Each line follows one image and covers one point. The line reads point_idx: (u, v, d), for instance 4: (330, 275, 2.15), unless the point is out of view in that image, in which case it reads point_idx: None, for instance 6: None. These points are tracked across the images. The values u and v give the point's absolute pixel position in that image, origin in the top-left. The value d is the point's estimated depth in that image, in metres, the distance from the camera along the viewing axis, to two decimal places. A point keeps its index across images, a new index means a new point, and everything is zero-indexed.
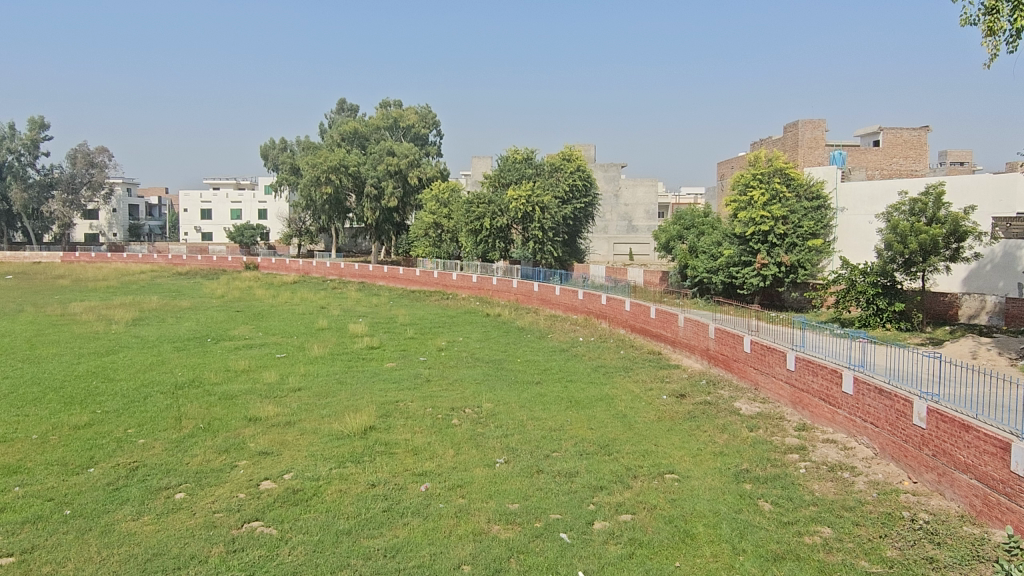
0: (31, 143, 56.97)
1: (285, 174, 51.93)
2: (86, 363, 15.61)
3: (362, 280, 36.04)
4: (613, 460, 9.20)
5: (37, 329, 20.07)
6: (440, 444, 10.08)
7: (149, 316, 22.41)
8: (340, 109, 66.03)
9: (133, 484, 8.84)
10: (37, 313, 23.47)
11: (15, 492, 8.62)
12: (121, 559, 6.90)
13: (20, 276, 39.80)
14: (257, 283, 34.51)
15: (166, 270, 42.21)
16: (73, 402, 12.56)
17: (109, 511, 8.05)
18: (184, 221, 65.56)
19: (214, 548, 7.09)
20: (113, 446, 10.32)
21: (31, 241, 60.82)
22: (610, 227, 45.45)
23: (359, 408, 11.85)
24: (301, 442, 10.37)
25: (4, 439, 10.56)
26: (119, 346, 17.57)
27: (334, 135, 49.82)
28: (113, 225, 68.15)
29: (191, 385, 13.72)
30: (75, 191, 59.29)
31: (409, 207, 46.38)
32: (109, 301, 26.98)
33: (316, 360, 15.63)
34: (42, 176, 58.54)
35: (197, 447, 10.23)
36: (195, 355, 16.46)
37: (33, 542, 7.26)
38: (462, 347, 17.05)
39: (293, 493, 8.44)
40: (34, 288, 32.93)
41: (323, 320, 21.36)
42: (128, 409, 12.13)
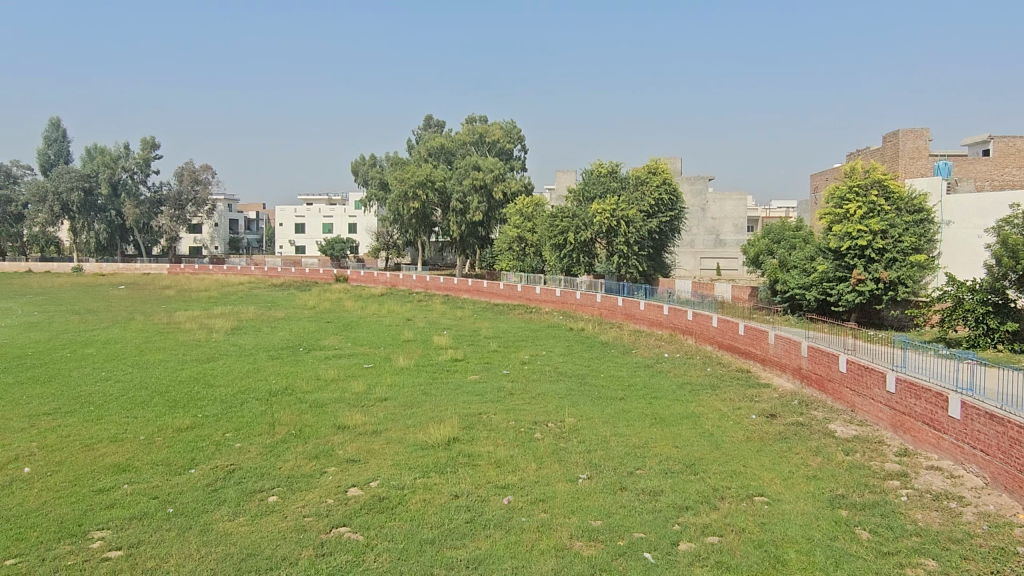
0: (143, 162, 61.17)
1: (374, 188, 53.59)
2: (189, 369, 16.52)
3: (448, 293, 36.59)
4: (699, 480, 8.97)
5: (145, 337, 21.33)
6: (523, 457, 10.11)
7: (247, 326, 23.48)
8: (427, 125, 67.65)
9: (230, 486, 9.26)
10: (146, 321, 25.06)
11: (124, 489, 9.19)
12: (218, 558, 7.21)
13: (132, 286, 42.58)
14: (347, 295, 35.65)
15: (263, 282, 44.18)
16: (177, 406, 13.29)
17: (208, 511, 8.45)
18: (281, 234, 68.61)
19: (304, 551, 7.32)
20: (212, 449, 10.85)
21: (142, 253, 65.11)
22: (697, 241, 44.61)
23: (443, 420, 12.01)
24: (387, 451, 10.61)
25: (117, 439, 11.30)
26: (219, 353, 18.52)
27: (421, 150, 51.44)
28: (215, 238, 72.03)
29: (284, 392, 14.27)
30: (181, 208, 63.18)
31: (494, 221, 46.90)
32: (211, 310, 28.42)
33: (401, 372, 15.95)
34: (153, 193, 62.64)
35: (289, 452, 10.64)
36: (289, 363, 17.18)
37: (140, 537, 7.71)
38: (545, 361, 17.09)
39: (380, 501, 8.64)
40: (146, 298, 35.18)
41: (409, 332, 21.85)
42: (225, 414, 12.73)
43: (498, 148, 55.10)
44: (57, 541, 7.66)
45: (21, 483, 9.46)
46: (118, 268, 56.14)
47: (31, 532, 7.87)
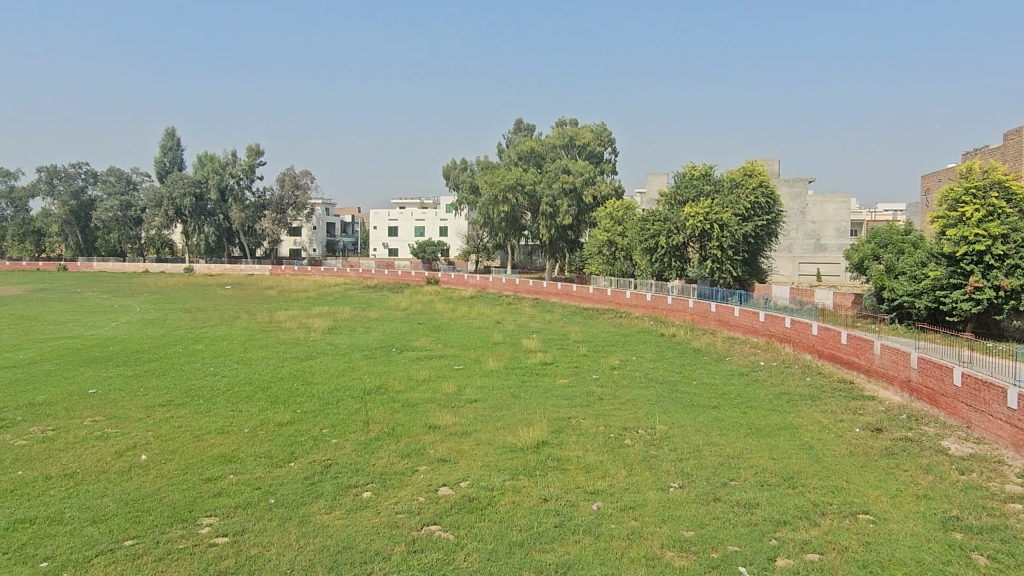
0: (249, 169, 64.29)
1: (465, 192, 54.48)
2: (289, 366, 17.26)
3: (537, 296, 36.71)
4: (798, 495, 8.64)
5: (249, 335, 22.44)
6: (612, 463, 10.01)
7: (343, 326, 24.31)
8: (517, 129, 68.13)
9: (327, 480, 9.61)
10: (250, 320, 26.36)
11: (230, 478, 9.68)
12: (316, 549, 7.49)
13: (237, 286, 44.89)
14: (438, 297, 36.35)
15: (357, 284, 45.61)
16: (278, 401, 13.91)
17: (306, 503, 8.79)
18: (375, 237, 70.63)
19: (397, 546, 7.51)
20: (310, 443, 11.29)
21: (246, 255, 68.47)
22: (796, 245, 43.07)
23: (532, 423, 12.06)
24: (477, 452, 10.73)
25: (223, 431, 11.93)
26: (317, 352, 19.25)
27: (512, 154, 52.64)
28: (313, 241, 75.01)
29: (378, 391, 14.69)
30: (282, 212, 66.06)
31: (584, 224, 46.66)
32: (309, 310, 29.59)
33: (490, 374, 16.11)
34: (257, 197, 65.77)
35: (383, 450, 10.94)
36: (383, 363, 17.66)
37: (244, 525, 8.10)
38: (635, 366, 16.87)
39: (470, 501, 8.75)
40: (250, 298, 37.05)
41: (499, 334, 22.07)
42: (323, 411, 13.22)
43: (588, 151, 54.09)
44: (170, 526, 8.15)
45: (138, 469, 10.13)
46: (225, 269, 59.28)
47: (147, 516, 8.40)
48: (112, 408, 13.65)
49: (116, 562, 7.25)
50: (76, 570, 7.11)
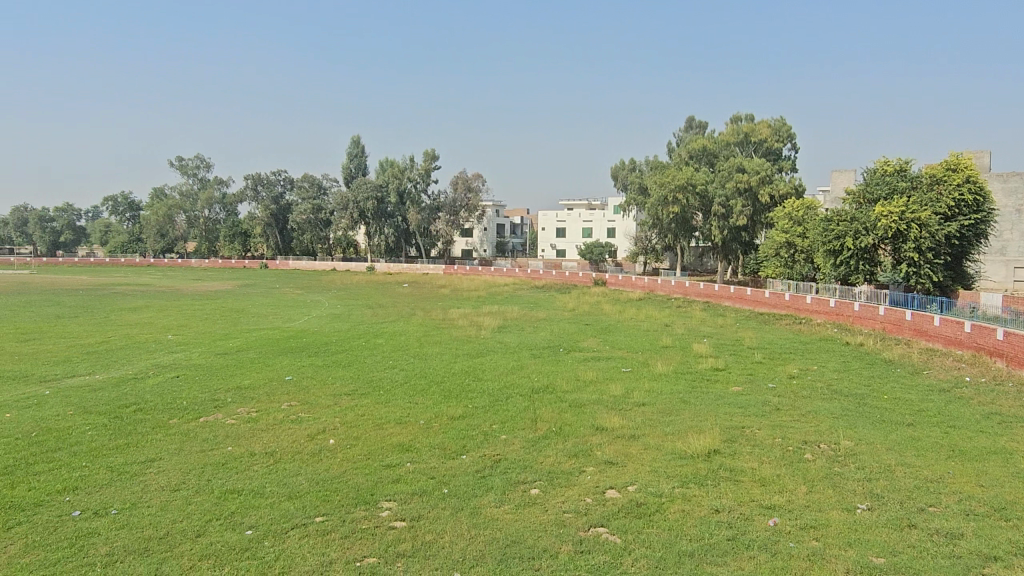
0: (425, 173, 67.68)
1: (633, 193, 53.97)
2: (461, 362, 17.97)
3: (708, 300, 35.53)
4: (1013, 528, 7.68)
5: (425, 331, 23.63)
6: (791, 478, 9.46)
7: (512, 325, 24.95)
8: (689, 127, 66.50)
9: (496, 475, 9.88)
10: (426, 317, 27.81)
11: (407, 466, 10.25)
12: (486, 540, 7.75)
13: (414, 285, 47.49)
14: (605, 298, 36.29)
15: (526, 284, 46.55)
16: (451, 396, 14.52)
17: (477, 495, 9.10)
18: (543, 239, 71.80)
19: (564, 545, 7.58)
20: (481, 438, 11.68)
21: (422, 255, 72.12)
22: (1010, 248, 38.49)
23: (703, 430, 11.69)
24: (645, 457, 10.57)
25: (401, 422, 12.65)
26: (487, 349, 19.88)
27: (683, 153, 51.73)
28: (484, 242, 77.67)
29: (545, 390, 14.90)
30: (455, 214, 68.85)
31: (759, 225, 44.47)
32: (480, 309, 30.65)
33: (659, 378, 15.80)
34: (432, 200, 69.08)
35: (550, 448, 11.08)
36: (551, 363, 17.90)
37: (420, 512, 8.54)
38: (817, 376, 15.84)
39: (637, 506, 8.64)
40: (426, 295, 39.04)
41: (667, 338, 21.62)
42: (493, 407, 13.63)
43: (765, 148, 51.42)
44: (355, 506, 8.77)
45: (327, 452, 11.00)
46: (403, 268, 62.91)
47: (335, 496, 9.11)
48: (305, 394, 14.94)
49: (308, 536, 7.92)
50: (275, 539, 7.85)
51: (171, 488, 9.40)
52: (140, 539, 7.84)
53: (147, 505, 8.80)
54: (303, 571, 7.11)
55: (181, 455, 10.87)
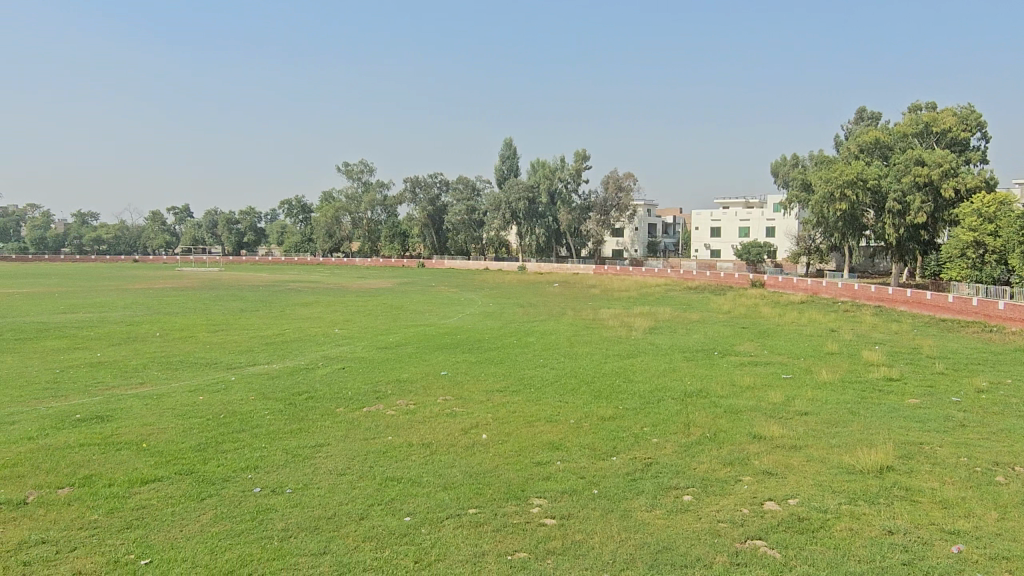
0: (576, 173, 67.93)
1: (796, 190, 51.17)
2: (612, 363, 17.85)
3: (880, 303, 32.99)
4: None
5: (576, 330, 23.71)
6: (977, 501, 8.57)
7: (664, 326, 24.44)
8: (860, 118, 62.09)
9: (647, 478, 9.73)
10: (576, 316, 27.91)
11: (558, 465, 10.34)
12: (637, 544, 7.64)
13: (565, 284, 47.77)
14: (763, 301, 34.68)
15: (679, 285, 45.48)
16: (602, 396, 14.48)
17: (628, 498, 9.01)
18: (697, 239, 70.07)
19: (719, 556, 7.33)
20: (632, 440, 11.55)
21: (573, 255, 72.39)
22: None
23: (874, 444, 10.86)
24: (807, 469, 9.98)
25: (551, 420, 12.78)
26: (638, 351, 19.63)
27: (852, 146, 48.39)
28: (635, 242, 76.88)
29: (700, 394, 14.47)
30: (606, 213, 68.43)
31: (941, 223, 40.62)
32: (631, 310, 30.32)
33: (824, 386, 14.85)
34: (583, 200, 69.15)
35: (704, 455, 10.74)
36: (705, 366, 17.35)
37: (570, 511, 8.59)
38: (1011, 391, 14.20)
39: (799, 520, 8.19)
40: (576, 295, 39.21)
41: (834, 344, 20.28)
42: (644, 409, 13.44)
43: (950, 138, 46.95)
44: (507, 501, 8.96)
45: (480, 446, 11.34)
46: (553, 268, 63.51)
47: (487, 489, 9.35)
48: (460, 389, 15.47)
49: (463, 526, 8.20)
50: (432, 527, 8.19)
51: (338, 472, 10.08)
52: (310, 517, 8.45)
53: (317, 487, 9.48)
54: (458, 559, 7.37)
55: (347, 442, 11.63)
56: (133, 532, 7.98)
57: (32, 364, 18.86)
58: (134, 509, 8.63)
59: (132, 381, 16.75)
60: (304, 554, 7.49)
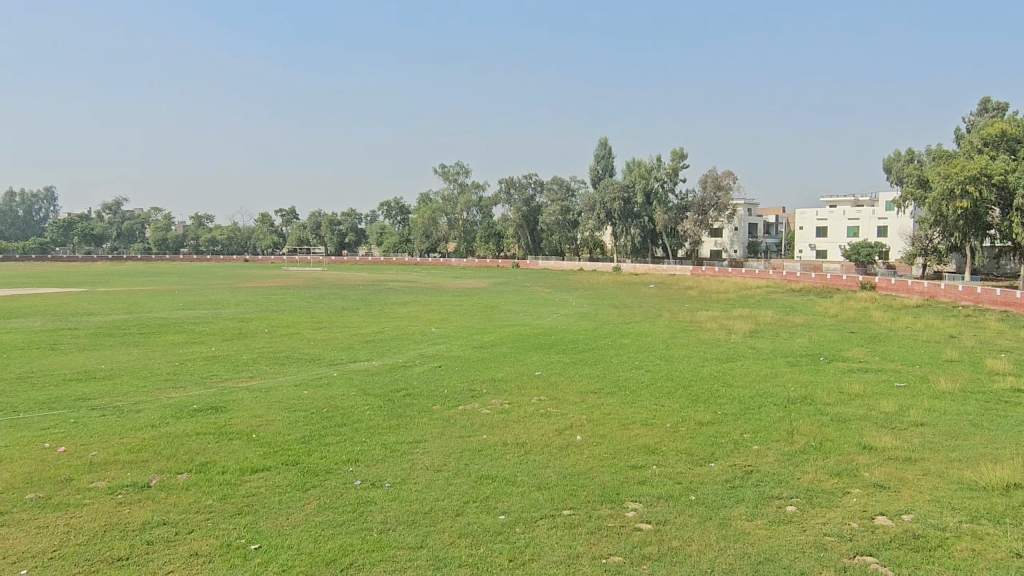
0: (672, 172, 66.63)
1: (911, 187, 48.29)
2: (710, 366, 17.39)
3: (1005, 308, 30.70)
4: None
5: (672, 332, 23.27)
6: None
7: (765, 330, 23.60)
8: (983, 109, 57.95)
9: (747, 487, 9.41)
10: (672, 318, 27.39)
11: (653, 469, 10.17)
12: (737, 554, 7.41)
13: (660, 286, 46.96)
14: (873, 304, 32.92)
15: (781, 286, 43.84)
16: (699, 400, 14.14)
17: (727, 506, 8.75)
18: (801, 238, 67.49)
19: (824, 570, 7.01)
20: (731, 446, 11.22)
21: (669, 255, 71.09)
22: None
23: (1000, 460, 10.09)
24: (923, 484, 9.39)
25: (647, 423, 12.58)
26: (738, 355, 19.02)
27: (976, 140, 45.20)
28: (735, 242, 74.74)
29: (804, 401, 13.87)
30: (704, 213, 66.73)
31: None
32: (730, 312, 29.46)
33: (943, 396, 13.92)
34: (680, 200, 67.74)
35: (809, 464, 10.29)
36: (809, 372, 16.63)
37: (666, 516, 8.43)
38: None
39: (914, 538, 7.71)
40: (672, 296, 38.46)
41: (953, 351, 18.98)
42: (744, 414, 13.02)
43: None
44: (601, 504, 8.89)
45: (574, 448, 11.30)
46: (649, 268, 62.53)
47: (582, 491, 9.31)
48: (554, 390, 15.48)
49: (557, 527, 8.20)
50: (526, 526, 8.23)
51: (435, 468, 10.29)
52: (407, 512, 8.66)
53: (414, 482, 9.71)
54: (552, 560, 7.37)
55: (443, 439, 11.85)
56: (244, 518, 8.42)
57: (155, 358, 20.21)
58: (245, 497, 9.11)
59: (243, 374, 17.71)
60: (401, 547, 7.69)
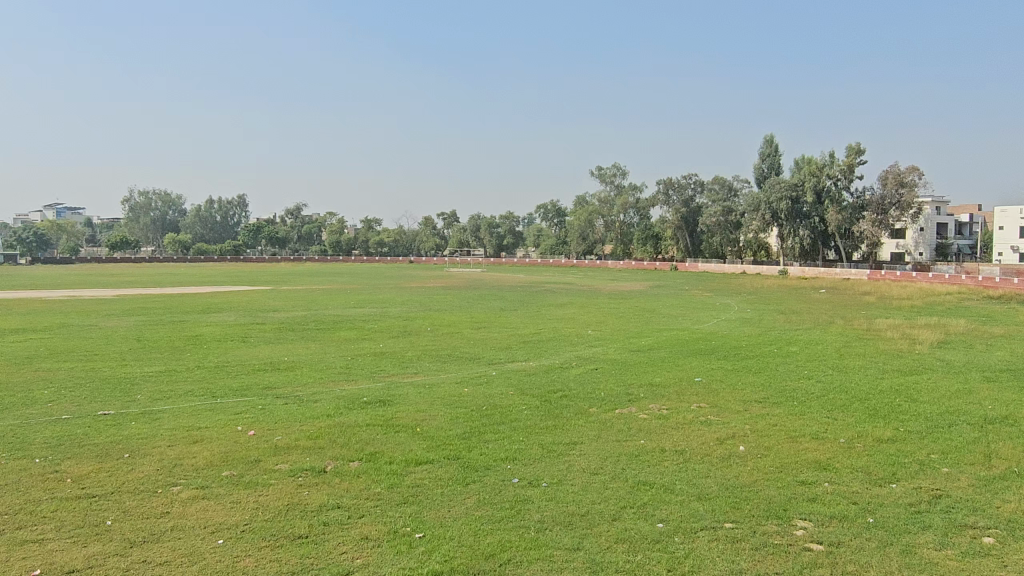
0: (847, 169, 62.29)
1: None
2: (891, 379, 16.05)
3: None
4: None
5: (847, 341, 21.73)
6: None
7: (957, 340, 21.42)
8: None
9: (935, 513, 8.59)
10: (846, 326, 25.59)
11: (825, 487, 9.55)
12: None
13: (832, 291, 44.05)
14: None
15: (975, 293, 39.63)
16: (878, 415, 13.08)
17: (910, 532, 8.03)
18: (1001, 239, 60.92)
19: None
20: (916, 467, 10.29)
21: (843, 258, 66.57)
22: None
23: None
24: None
25: (817, 437, 11.84)
26: (924, 367, 17.38)
27: None
28: (920, 245, 68.68)
29: (1004, 422, 12.44)
30: (884, 212, 61.77)
31: None
32: (914, 321, 27.03)
33: None
34: (856, 199, 63.23)
35: (1010, 492, 9.21)
36: (1010, 389, 14.89)
37: (840, 538, 7.90)
38: None
39: None
40: (845, 302, 35.98)
41: None
42: (931, 433, 11.90)
43: None
44: (767, 519, 8.48)
45: (737, 459, 10.85)
46: (819, 272, 58.82)
47: (745, 504, 8.93)
48: (715, 397, 14.96)
49: (718, 540, 7.92)
50: (686, 537, 8.02)
51: (591, 471, 10.28)
52: (565, 513, 8.72)
53: (570, 483, 9.76)
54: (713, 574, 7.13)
55: (600, 442, 11.81)
56: (410, 507, 8.87)
57: (330, 352, 21.79)
58: (410, 487, 9.59)
59: (409, 370, 18.65)
60: (559, 547, 7.76)
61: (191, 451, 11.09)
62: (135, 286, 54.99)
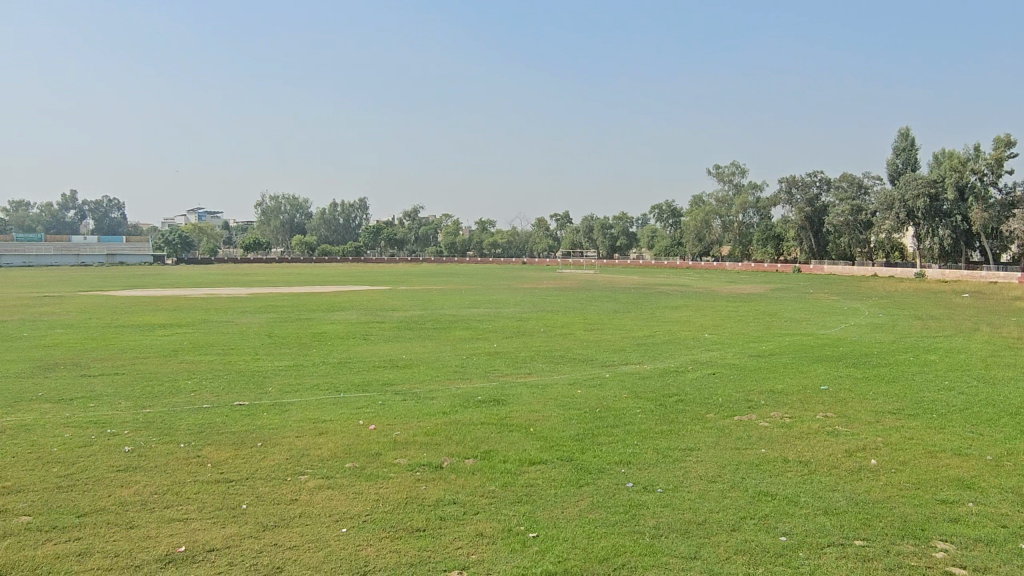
0: (995, 162, 57.10)
1: None
2: None
3: None
4: None
5: (994, 350, 20.02)
6: None
7: None
8: None
9: None
10: (992, 333, 23.60)
11: (969, 507, 8.86)
12: None
13: (976, 295, 40.75)
14: None
15: None
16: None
17: None
18: None
19: None
20: None
21: (990, 260, 61.38)
22: None
23: None
24: None
25: (960, 453, 11.00)
26: None
27: None
28: None
29: None
30: None
31: None
32: None
33: None
34: (1006, 195, 58.08)
35: None
36: None
37: (986, 564, 7.31)
38: None
39: None
40: (992, 308, 33.18)
41: None
42: None
43: None
44: (902, 538, 7.98)
45: (868, 473, 10.27)
46: (961, 275, 54.53)
47: (878, 521, 8.43)
48: (843, 407, 14.20)
49: (847, 558, 7.53)
50: (811, 552, 7.68)
51: (709, 478, 10.03)
52: (681, 520, 8.55)
53: (687, 490, 9.57)
54: None
55: (717, 449, 11.50)
56: (524, 507, 8.97)
57: (446, 351, 22.39)
58: (524, 486, 9.70)
59: (522, 370, 18.86)
60: (675, 555, 7.63)
61: (317, 442, 11.73)
62: (267, 284, 58.68)
